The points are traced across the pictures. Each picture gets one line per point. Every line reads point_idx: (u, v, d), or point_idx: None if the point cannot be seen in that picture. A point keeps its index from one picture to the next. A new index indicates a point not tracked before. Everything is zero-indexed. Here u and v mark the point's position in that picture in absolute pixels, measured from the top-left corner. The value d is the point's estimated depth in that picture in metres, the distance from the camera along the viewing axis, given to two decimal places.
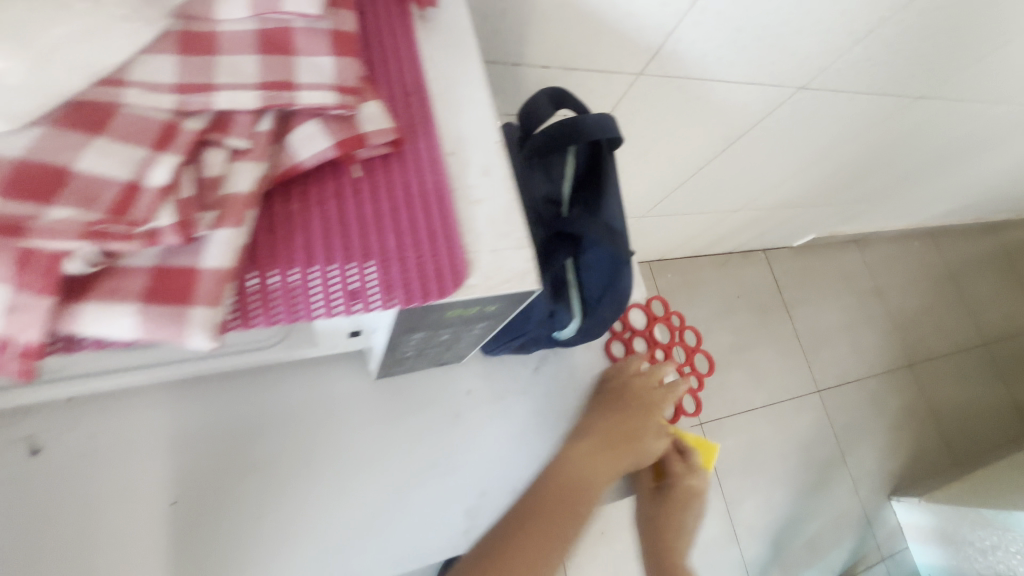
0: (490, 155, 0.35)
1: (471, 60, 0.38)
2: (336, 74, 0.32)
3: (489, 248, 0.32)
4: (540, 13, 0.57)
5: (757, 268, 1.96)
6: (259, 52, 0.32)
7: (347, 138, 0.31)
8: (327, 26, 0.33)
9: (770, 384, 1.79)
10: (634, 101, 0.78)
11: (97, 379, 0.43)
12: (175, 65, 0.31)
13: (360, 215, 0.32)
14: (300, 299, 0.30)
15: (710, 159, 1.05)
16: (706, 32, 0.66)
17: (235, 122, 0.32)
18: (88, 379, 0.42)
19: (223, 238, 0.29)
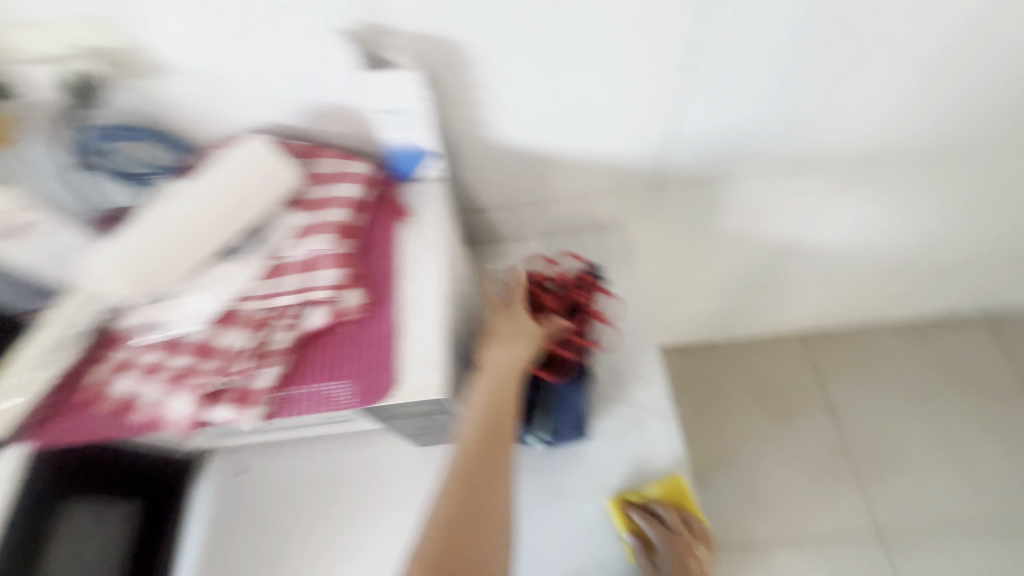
0: (429, 308, 0.55)
1: (432, 243, 0.59)
2: (335, 277, 0.54)
3: (412, 371, 0.51)
4: (535, 172, 0.75)
5: (975, 339, 1.53)
6: (300, 272, 0.55)
7: (337, 313, 0.53)
8: (336, 251, 0.55)
9: (1002, 496, 1.34)
10: (662, 205, 0.86)
11: (267, 430, 0.72)
12: (262, 281, 0.55)
13: (341, 354, 0.52)
14: (309, 403, 0.50)
15: (800, 236, 0.99)
16: (703, 148, 0.74)
17: (282, 310, 0.53)
18: (263, 430, 0.72)
19: (270, 374, 0.50)
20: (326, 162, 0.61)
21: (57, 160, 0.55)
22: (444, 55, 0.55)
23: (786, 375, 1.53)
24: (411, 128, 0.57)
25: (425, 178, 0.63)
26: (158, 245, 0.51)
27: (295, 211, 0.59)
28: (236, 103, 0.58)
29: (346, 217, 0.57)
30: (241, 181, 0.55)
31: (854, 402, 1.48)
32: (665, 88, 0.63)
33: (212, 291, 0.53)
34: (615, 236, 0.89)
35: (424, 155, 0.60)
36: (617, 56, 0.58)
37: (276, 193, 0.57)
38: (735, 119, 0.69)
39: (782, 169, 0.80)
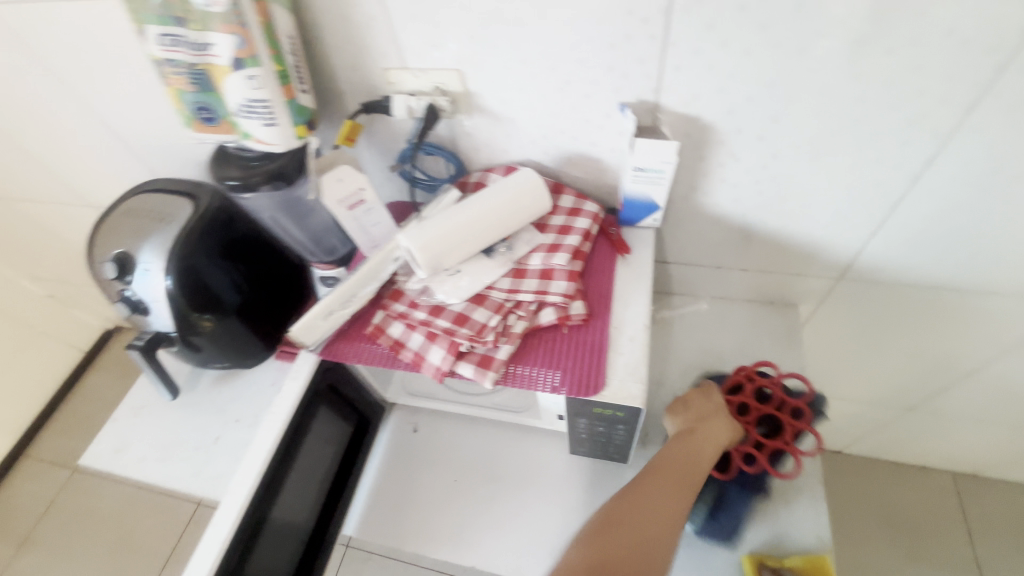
0: (638, 332, 0.65)
1: (644, 280, 0.70)
2: (567, 288, 0.66)
3: (619, 379, 0.61)
4: (729, 240, 0.83)
5: None
6: (538, 278, 0.68)
7: (564, 316, 0.65)
8: (569, 268, 0.68)
9: None
10: (841, 298, 0.89)
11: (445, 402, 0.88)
12: (508, 279, 0.69)
13: (560, 349, 0.64)
14: (529, 381, 0.62)
15: (987, 364, 0.95)
16: (905, 255, 0.77)
17: (521, 304, 0.67)
18: (442, 401, 0.88)
19: (507, 349, 0.63)
20: (568, 198, 0.76)
21: (382, 165, 0.83)
22: (698, 133, 0.67)
23: (928, 512, 1.37)
24: (653, 185, 0.68)
25: (644, 226, 0.75)
26: (449, 235, 0.66)
27: (539, 231, 0.73)
28: (519, 139, 0.75)
29: (580, 244, 0.71)
30: (514, 198, 0.70)
31: (1011, 571, 1.29)
32: (885, 194, 0.69)
33: (474, 277, 0.68)
34: (783, 315, 0.93)
35: (653, 208, 0.71)
36: (850, 160, 0.66)
37: (534, 212, 0.72)
38: (949, 237, 0.72)
39: (985, 292, 0.79)
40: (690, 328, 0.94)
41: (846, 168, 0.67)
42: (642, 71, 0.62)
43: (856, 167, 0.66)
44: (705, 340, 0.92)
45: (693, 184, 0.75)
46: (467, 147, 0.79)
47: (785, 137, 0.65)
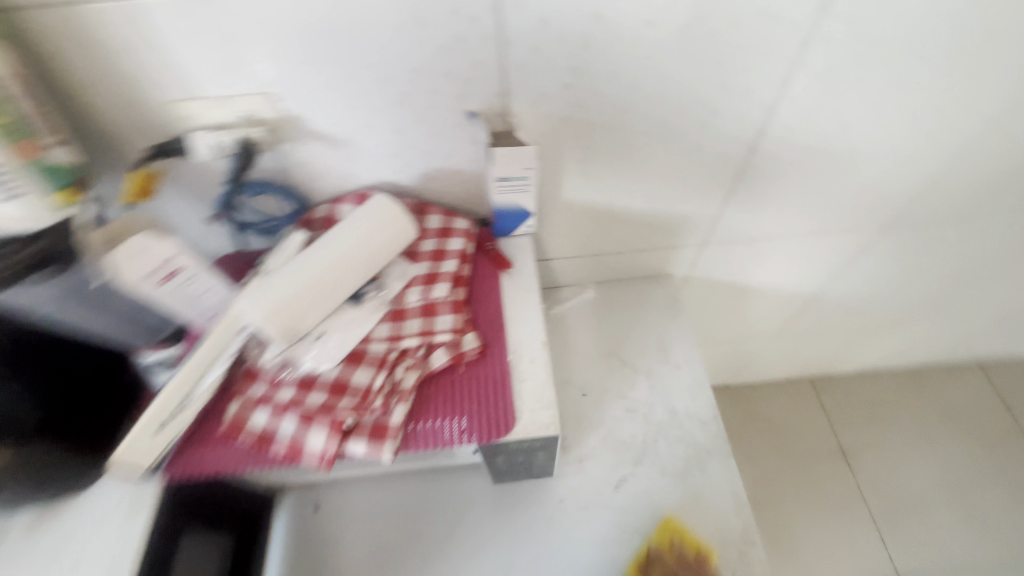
0: (536, 350, 0.60)
1: (532, 291, 0.66)
2: (454, 322, 0.59)
3: (529, 408, 0.57)
4: (602, 228, 0.84)
5: (971, 387, 1.63)
6: (420, 317, 0.61)
7: (457, 354, 0.58)
8: (451, 299, 0.61)
9: (1012, 540, 1.40)
10: (706, 260, 0.95)
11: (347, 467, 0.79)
12: (387, 327, 0.60)
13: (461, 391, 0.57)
14: (435, 437, 0.55)
15: (823, 288, 1.10)
16: (751, 212, 0.84)
17: (408, 353, 0.59)
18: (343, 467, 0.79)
19: (402, 409, 0.55)
20: (434, 218, 0.69)
21: (196, 217, 0.67)
22: (553, 129, 0.64)
23: (799, 418, 1.61)
24: (520, 191, 0.64)
25: (519, 234, 0.71)
26: (302, 291, 0.56)
27: (411, 262, 0.65)
28: (364, 162, 0.65)
29: (458, 268, 0.64)
30: (372, 231, 0.61)
31: (864, 446, 1.56)
32: (728, 163, 0.73)
33: (346, 332, 0.58)
34: (663, 286, 0.97)
35: (525, 214, 0.67)
36: (694, 137, 0.68)
37: (399, 242, 0.63)
38: (783, 190, 0.79)
39: (816, 231, 0.90)
40: (585, 320, 0.94)
41: (692, 145, 0.69)
42: (483, 73, 0.57)
43: (700, 142, 0.69)
44: (600, 328, 0.93)
45: (558, 181, 0.72)
46: (304, 180, 0.67)
47: (634, 123, 0.65)
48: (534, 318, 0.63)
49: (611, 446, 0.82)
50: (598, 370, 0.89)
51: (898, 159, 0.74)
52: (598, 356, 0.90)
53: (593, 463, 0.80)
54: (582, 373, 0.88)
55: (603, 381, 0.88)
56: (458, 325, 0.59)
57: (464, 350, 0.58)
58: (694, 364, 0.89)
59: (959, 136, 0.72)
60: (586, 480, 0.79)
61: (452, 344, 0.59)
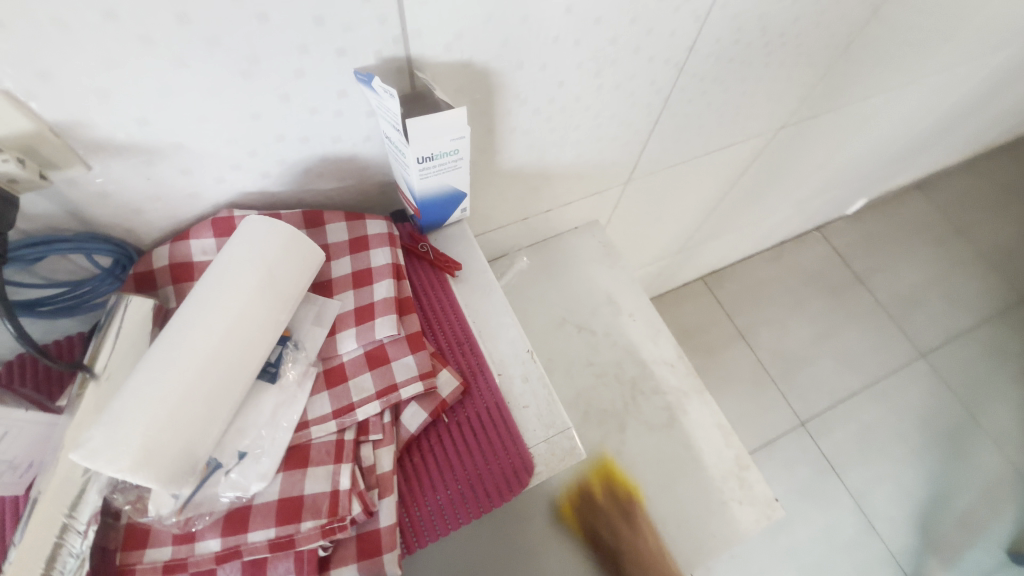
0: (526, 365, 0.49)
1: (494, 292, 0.53)
2: (419, 364, 0.44)
3: (543, 439, 0.46)
4: (530, 189, 0.72)
5: (817, 249, 1.92)
6: (369, 370, 0.45)
7: (437, 404, 0.44)
8: (404, 334, 0.46)
9: (866, 365, 1.73)
10: (630, 197, 0.90)
11: None
12: (328, 398, 0.43)
13: (455, 449, 0.44)
14: (443, 518, 0.42)
15: (722, 196, 1.13)
16: (673, 139, 0.78)
17: (370, 424, 0.43)
18: None
19: (389, 503, 0.40)
20: (338, 228, 0.51)
21: None
22: (472, 83, 0.49)
23: (701, 317, 1.77)
24: (449, 169, 0.49)
25: (454, 222, 0.56)
26: (186, 399, 0.36)
27: (327, 296, 0.47)
28: (212, 174, 0.45)
29: (397, 289, 0.48)
30: (262, 276, 0.41)
31: (755, 324, 1.77)
32: (660, 91, 0.64)
33: (270, 427, 0.41)
34: (592, 234, 0.90)
35: (456, 197, 0.52)
36: (630, 67, 0.57)
37: (306, 276, 0.44)
38: (703, 110, 0.74)
39: (725, 145, 0.89)
40: (526, 292, 0.84)
41: (627, 77, 0.59)
42: (369, 17, 0.38)
43: (635, 72, 0.59)
44: (544, 297, 0.84)
45: (481, 146, 0.58)
46: (119, 217, 0.44)
47: (567, 59, 0.52)
48: (508, 325, 0.51)
49: (592, 420, 0.76)
50: (556, 344, 0.81)
51: (800, 59, 0.73)
52: (551, 328, 0.82)
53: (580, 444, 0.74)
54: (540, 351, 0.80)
55: (564, 353, 0.80)
56: (425, 367, 0.44)
57: (444, 397, 0.44)
58: (646, 309, 0.85)
59: (850, 27, 0.72)
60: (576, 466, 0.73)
61: (426, 395, 0.44)
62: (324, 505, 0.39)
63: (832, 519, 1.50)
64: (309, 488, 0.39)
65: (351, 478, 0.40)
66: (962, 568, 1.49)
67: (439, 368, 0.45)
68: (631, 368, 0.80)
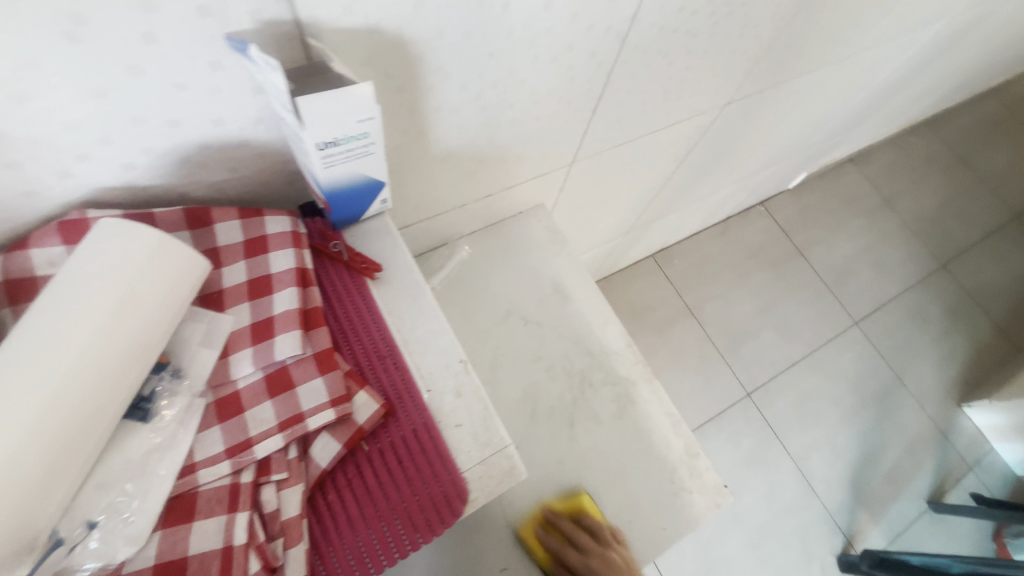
0: (459, 377, 0.44)
1: (421, 295, 0.47)
2: (330, 387, 0.38)
3: (479, 461, 0.41)
4: (464, 173, 0.65)
5: (760, 224, 1.97)
6: (270, 396, 0.38)
7: (353, 432, 0.38)
8: (311, 352, 0.39)
9: (806, 335, 1.80)
10: (575, 178, 0.85)
11: None
12: (220, 434, 0.37)
13: (376, 481, 0.39)
14: (364, 562, 0.37)
15: (669, 174, 1.11)
16: (618, 117, 0.73)
17: (273, 461, 0.37)
18: None
19: (298, 554, 0.35)
20: (230, 228, 0.43)
21: None
22: (383, 53, 0.41)
23: (652, 295, 1.77)
24: (360, 156, 0.42)
25: (374, 215, 0.49)
26: (12, 464, 0.28)
27: (217, 311, 0.40)
28: (52, 166, 0.35)
29: (304, 298, 0.41)
30: (121, 291, 0.33)
31: (703, 300, 1.79)
32: (601, 64, 0.59)
33: (145, 477, 0.34)
34: (537, 218, 0.85)
35: (371, 186, 0.45)
36: (567, 37, 0.51)
37: (187, 289, 0.36)
38: (647, 86, 0.70)
39: (670, 122, 0.85)
40: (468, 284, 0.79)
41: (564, 48, 0.53)
42: None
43: (573, 43, 0.53)
44: (488, 288, 0.79)
45: (403, 127, 0.51)
46: None
47: (495, 27, 0.45)
48: (438, 332, 0.45)
49: (540, 419, 0.72)
50: (502, 338, 0.76)
51: (745, 31, 0.70)
52: (496, 322, 0.77)
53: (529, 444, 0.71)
54: (485, 347, 0.75)
55: (511, 347, 0.76)
56: (338, 391, 0.38)
57: (362, 422, 0.39)
58: (595, 297, 0.81)
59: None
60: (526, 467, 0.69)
61: (339, 422, 0.38)
62: (213, 567, 0.32)
63: (775, 484, 1.57)
64: (195, 546, 0.33)
65: (248, 529, 0.34)
66: (889, 520, 1.61)
67: (355, 390, 0.39)
68: (581, 360, 0.77)
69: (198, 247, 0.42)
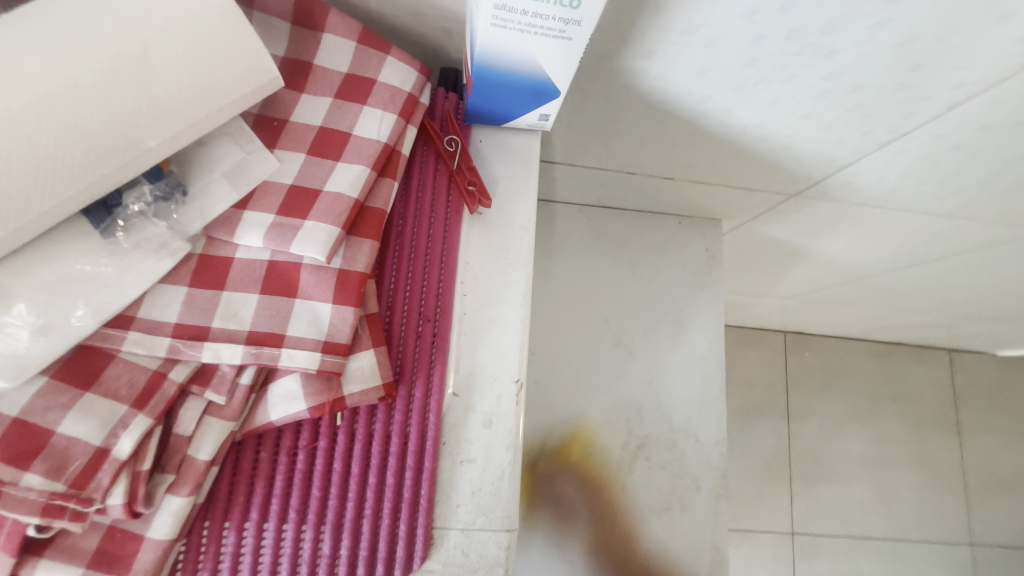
0: (501, 403, 0.30)
1: (517, 266, 0.32)
2: (329, 326, 0.26)
3: (462, 527, 0.28)
4: (661, 137, 0.47)
5: (933, 372, 1.52)
6: (260, 292, 0.27)
7: (324, 400, 0.26)
8: (335, 266, 0.27)
9: (903, 520, 1.41)
10: (780, 215, 0.63)
11: None
12: (182, 301, 0.26)
13: (326, 471, 0.28)
14: (244, 565, 0.26)
15: (889, 271, 0.81)
16: (903, 173, 0.49)
17: (217, 375, 0.26)
18: None
19: (175, 508, 0.25)
20: (338, 47, 0.30)
21: None
22: None
23: (759, 373, 1.44)
24: (549, 35, 0.26)
25: (521, 128, 0.34)
26: None
27: (264, 144, 0.28)
28: None
29: (370, 189, 0.29)
30: (132, 48, 0.22)
31: (810, 409, 1.44)
32: (958, 87, 0.36)
33: (62, 305, 0.23)
34: (702, 235, 0.66)
35: (539, 92, 0.30)
36: (956, 13, 0.30)
37: (238, 93, 0.25)
38: (980, 154, 0.45)
39: (955, 214, 0.58)
40: (578, 266, 0.64)
41: (936, 30, 0.32)
42: None
43: (957, 28, 0.31)
44: (598, 281, 0.63)
45: (629, 29, 0.34)
46: None
47: None
48: (511, 328, 0.31)
49: (568, 458, 0.58)
50: (580, 343, 0.62)
51: None
52: (584, 323, 0.62)
53: (558, 473, 0.58)
54: (555, 342, 0.61)
55: (582, 359, 0.61)
56: (340, 336, 0.26)
57: (346, 395, 0.27)
58: (713, 363, 0.62)
59: None
60: (543, 496, 0.57)
61: (320, 378, 0.26)
62: (72, 466, 0.23)
63: None
64: (72, 428, 0.23)
65: (137, 443, 0.24)
66: None
67: (363, 345, 0.27)
68: (651, 423, 0.60)
69: (291, 53, 0.30)
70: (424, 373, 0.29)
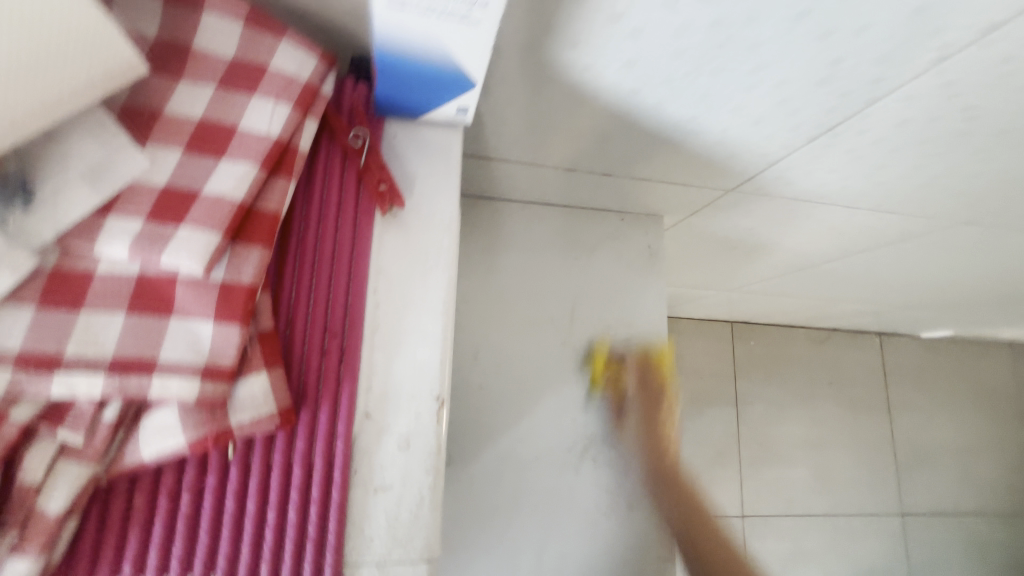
0: (419, 422, 0.28)
1: (437, 272, 0.30)
2: (211, 348, 0.23)
3: (376, 561, 0.26)
4: (596, 131, 0.46)
5: (866, 355, 1.61)
6: (126, 311, 0.23)
7: (207, 433, 0.23)
8: (218, 279, 0.24)
9: (841, 496, 1.49)
10: (718, 209, 0.63)
11: None
12: (27, 325, 0.22)
13: (214, 512, 0.24)
14: None
15: (822, 263, 0.84)
16: (829, 167, 0.50)
17: (76, 411, 0.22)
18: None
19: (19, 572, 0.21)
20: (221, 29, 0.27)
21: None
22: None
23: (707, 362, 1.48)
24: (453, 19, 0.24)
25: (439, 121, 0.32)
26: None
27: (131, 137, 0.24)
28: None
29: (259, 191, 0.26)
30: None
31: (757, 395, 1.49)
32: (876, 82, 0.37)
33: None
34: (644, 231, 0.66)
35: (453, 82, 0.28)
36: (871, 6, 0.30)
37: (90, 78, 0.22)
38: (897, 148, 0.46)
39: (879, 206, 0.60)
40: (520, 265, 0.62)
41: (854, 24, 0.31)
42: None
43: (872, 22, 0.31)
44: (542, 281, 0.62)
45: (551, 18, 0.32)
46: None
47: None
48: (431, 339, 0.29)
49: (513, 462, 0.56)
50: (524, 344, 0.60)
51: None
52: (528, 322, 0.60)
53: (503, 478, 0.56)
54: (498, 345, 0.59)
55: (527, 360, 0.59)
56: (224, 358, 0.23)
57: (234, 425, 0.24)
58: None
59: None
60: (488, 504, 0.55)
61: (201, 408, 0.23)
62: None
63: None
64: None
65: None
66: None
67: (253, 367, 0.24)
68: (598, 421, 0.59)
69: (165, 34, 0.26)
70: (330, 394, 0.26)
